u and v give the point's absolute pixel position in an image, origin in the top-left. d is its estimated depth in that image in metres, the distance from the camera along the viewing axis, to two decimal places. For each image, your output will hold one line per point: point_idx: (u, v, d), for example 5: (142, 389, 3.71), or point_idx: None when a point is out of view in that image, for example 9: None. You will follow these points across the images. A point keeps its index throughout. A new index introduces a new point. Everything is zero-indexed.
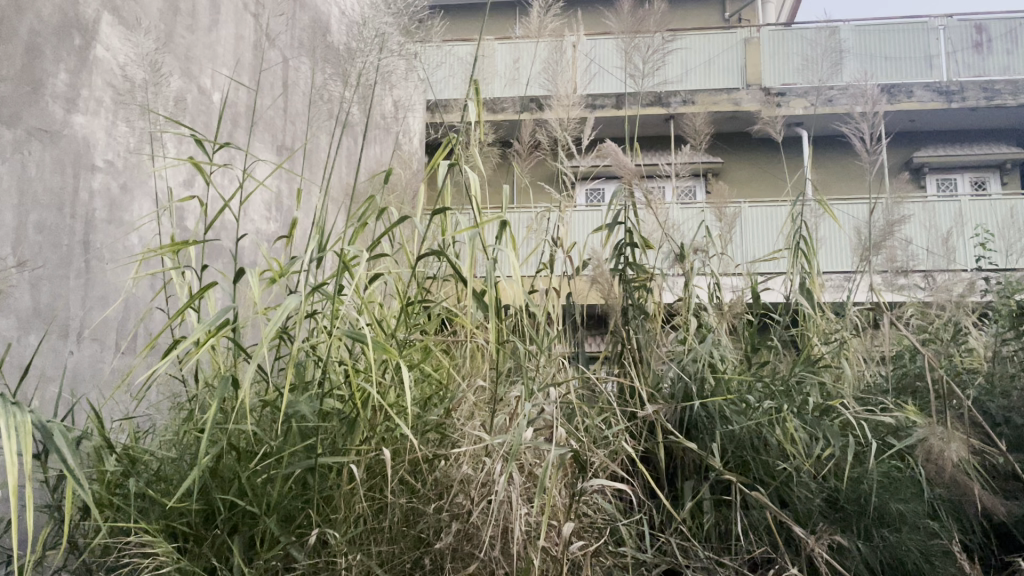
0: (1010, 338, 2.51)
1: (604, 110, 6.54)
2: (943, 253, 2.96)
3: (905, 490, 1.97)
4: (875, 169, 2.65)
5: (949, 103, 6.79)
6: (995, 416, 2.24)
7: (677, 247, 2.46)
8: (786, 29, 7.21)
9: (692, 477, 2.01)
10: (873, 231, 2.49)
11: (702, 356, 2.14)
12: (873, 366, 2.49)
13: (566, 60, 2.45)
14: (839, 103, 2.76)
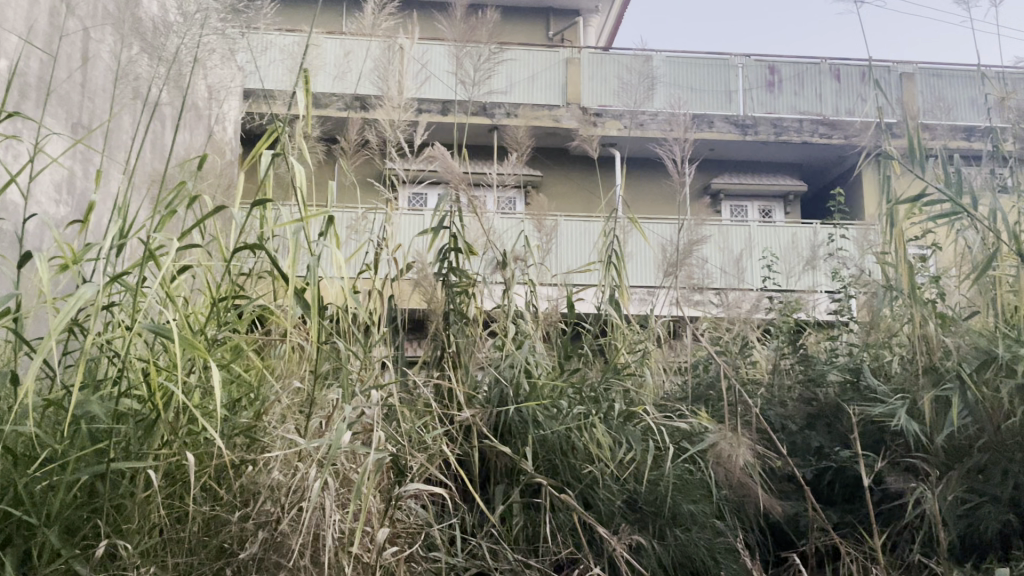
0: (788, 352, 2.75)
1: (431, 115, 6.54)
2: (735, 273, 3.20)
3: (696, 491, 2.11)
4: (682, 191, 2.83)
5: (744, 135, 7.41)
6: (774, 422, 2.44)
7: (498, 255, 2.49)
8: (605, 53, 7.58)
9: (504, 481, 2.04)
10: (677, 250, 2.67)
11: (519, 362, 2.19)
12: (671, 376, 2.65)
13: (397, 61, 2.42)
14: (651, 127, 2.93)
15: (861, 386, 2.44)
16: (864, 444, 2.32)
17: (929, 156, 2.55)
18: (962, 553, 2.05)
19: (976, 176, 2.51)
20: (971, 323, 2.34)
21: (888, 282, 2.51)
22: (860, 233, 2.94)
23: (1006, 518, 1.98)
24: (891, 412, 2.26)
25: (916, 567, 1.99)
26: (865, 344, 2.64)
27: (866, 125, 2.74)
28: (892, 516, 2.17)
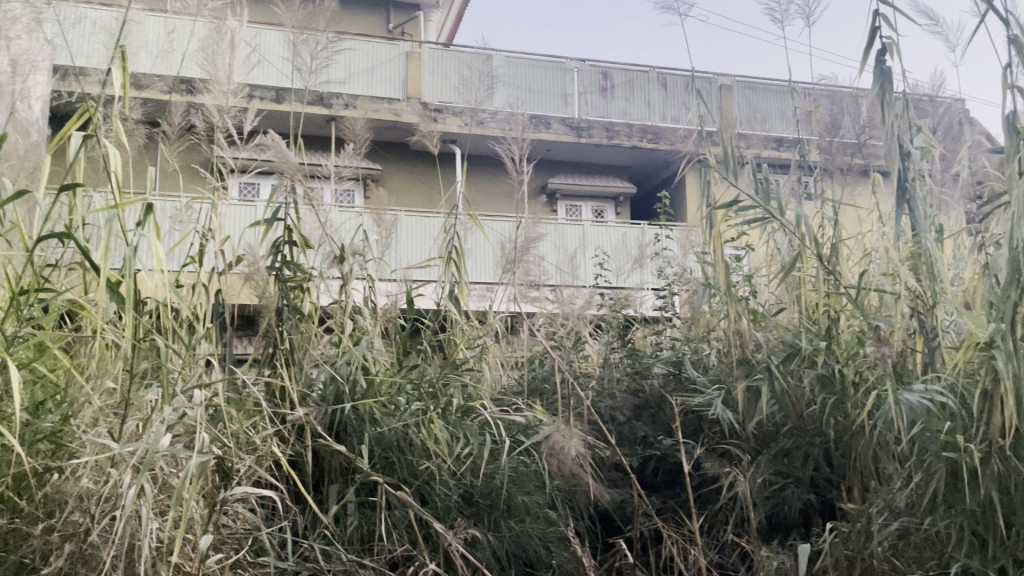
0: (618, 347, 2.87)
1: (265, 103, 6.27)
2: (569, 270, 3.29)
3: (530, 483, 2.15)
4: (520, 188, 2.88)
5: (578, 137, 7.62)
6: (604, 414, 2.54)
7: (335, 249, 2.43)
8: (445, 49, 7.59)
9: (338, 481, 2.00)
10: (515, 246, 2.71)
11: (356, 358, 2.15)
12: (508, 371, 2.70)
13: (227, 43, 2.31)
14: (491, 125, 2.97)
15: (683, 377, 2.60)
16: (685, 433, 2.46)
17: (744, 164, 2.75)
18: (768, 532, 2.22)
19: (785, 183, 2.73)
20: (779, 319, 2.54)
21: (708, 280, 2.68)
22: (683, 234, 3.15)
23: (807, 497, 2.16)
24: (709, 402, 2.41)
25: (729, 546, 2.14)
26: (686, 338, 2.81)
27: (689, 133, 2.91)
28: (708, 500, 2.32)
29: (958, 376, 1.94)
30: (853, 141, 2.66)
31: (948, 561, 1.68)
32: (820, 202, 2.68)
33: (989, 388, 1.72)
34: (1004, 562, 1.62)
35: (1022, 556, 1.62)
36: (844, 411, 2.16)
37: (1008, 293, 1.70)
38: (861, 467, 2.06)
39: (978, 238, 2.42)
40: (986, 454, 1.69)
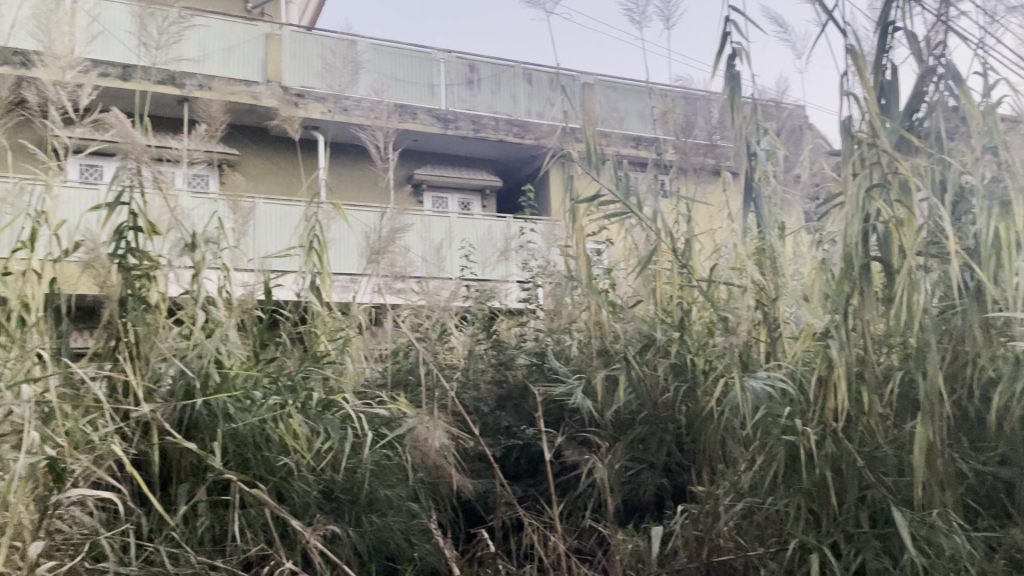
0: (483, 339, 2.88)
1: (109, 80, 5.87)
2: (435, 262, 3.27)
3: (393, 476, 2.13)
4: (384, 178, 2.84)
5: (444, 128, 7.64)
6: (468, 405, 2.55)
7: (186, 236, 2.31)
8: (308, 33, 7.37)
9: (188, 480, 1.90)
10: (378, 237, 2.66)
11: (209, 352, 2.04)
12: (371, 363, 2.66)
13: (64, 12, 2.14)
14: (354, 113, 2.90)
15: (546, 367, 2.65)
16: (547, 422, 2.51)
17: (605, 161, 2.82)
18: (625, 516, 2.29)
19: (643, 181, 2.83)
20: (636, 311, 2.63)
21: (570, 273, 2.75)
22: (547, 228, 3.20)
23: (660, 481, 2.25)
24: (570, 391, 2.46)
25: (587, 531, 2.18)
26: (549, 330, 2.87)
27: (554, 128, 2.96)
28: (568, 487, 2.37)
29: (797, 364, 2.08)
30: (705, 142, 2.73)
31: (786, 538, 1.79)
32: (676, 199, 2.79)
33: (823, 375, 1.85)
34: (835, 536, 1.74)
35: (851, 530, 1.75)
36: (695, 399, 2.27)
37: (841, 287, 1.83)
38: (710, 451, 2.16)
39: (815, 235, 2.60)
40: (820, 437, 1.82)
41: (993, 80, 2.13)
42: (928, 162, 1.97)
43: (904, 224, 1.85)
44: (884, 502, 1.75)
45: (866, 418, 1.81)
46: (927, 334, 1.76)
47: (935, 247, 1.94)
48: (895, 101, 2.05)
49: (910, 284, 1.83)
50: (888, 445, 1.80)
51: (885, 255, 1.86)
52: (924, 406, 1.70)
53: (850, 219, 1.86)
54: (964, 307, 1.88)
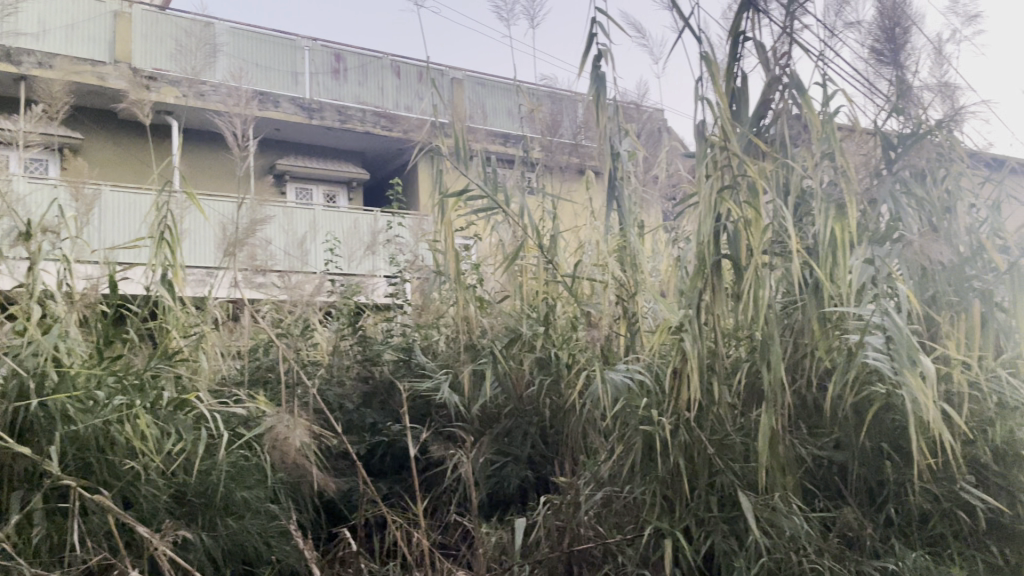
0: (348, 335, 2.82)
1: None
2: (298, 255, 3.16)
3: (250, 477, 2.05)
4: (243, 167, 2.73)
5: (308, 118, 7.27)
6: (332, 402, 2.49)
7: (20, 225, 2.13)
8: (161, 12, 6.96)
9: (22, 488, 1.76)
10: (236, 229, 2.55)
11: (46, 350, 1.90)
12: (228, 360, 2.55)
13: None
14: (212, 99, 2.76)
15: (412, 363, 2.63)
16: (412, 418, 2.49)
17: (472, 157, 2.82)
18: (489, 509, 2.30)
19: (510, 177, 2.86)
20: (503, 306, 2.66)
21: (438, 269, 2.74)
22: (415, 222, 3.18)
23: (524, 473, 2.28)
24: (436, 387, 2.46)
25: (452, 526, 2.19)
26: (416, 325, 2.84)
27: (422, 121, 2.94)
28: (433, 483, 2.36)
29: (654, 357, 2.16)
30: (570, 141, 2.85)
31: (643, 524, 1.86)
32: (541, 196, 2.84)
33: (678, 367, 1.93)
34: (687, 521, 1.83)
35: (702, 515, 1.84)
36: (558, 392, 2.32)
37: (695, 283, 1.92)
38: (572, 443, 2.22)
39: (672, 233, 2.71)
40: (674, 427, 1.90)
41: (832, 91, 2.29)
42: (773, 166, 2.09)
43: (751, 223, 1.96)
44: (732, 487, 1.85)
45: (716, 407, 1.90)
46: (771, 328, 1.87)
47: (779, 246, 2.07)
48: (744, 107, 2.17)
49: (757, 279, 1.94)
50: (735, 433, 1.91)
51: (734, 253, 1.96)
52: (769, 396, 1.80)
53: (703, 218, 1.95)
54: (804, 302, 2.02)
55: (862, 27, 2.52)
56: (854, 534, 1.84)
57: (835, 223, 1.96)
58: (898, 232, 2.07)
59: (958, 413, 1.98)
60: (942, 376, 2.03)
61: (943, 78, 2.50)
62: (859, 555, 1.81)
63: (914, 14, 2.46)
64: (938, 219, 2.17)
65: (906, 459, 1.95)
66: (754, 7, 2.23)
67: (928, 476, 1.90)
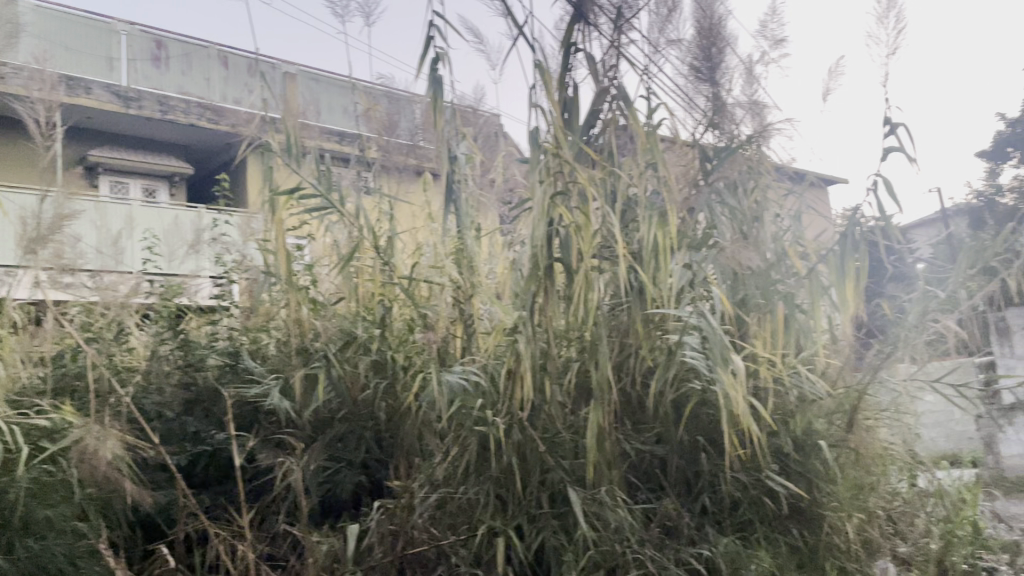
0: (169, 339, 2.65)
1: None
2: (112, 254, 2.93)
3: (54, 494, 1.88)
4: (48, 158, 2.50)
5: (126, 107, 6.80)
6: (149, 411, 2.33)
7: None
8: None
9: None
10: (40, 224, 2.34)
11: None
12: (29, 368, 2.32)
13: None
14: (11, 81, 2.51)
15: (239, 368, 2.50)
16: (239, 426, 2.38)
17: (305, 154, 2.74)
18: (321, 517, 2.24)
19: (345, 177, 2.80)
20: (337, 308, 2.59)
21: (267, 270, 2.64)
22: (243, 220, 3.04)
23: (358, 478, 2.24)
24: (265, 392, 2.36)
25: (280, 535, 2.11)
26: (244, 329, 2.71)
27: (251, 116, 2.82)
28: (262, 492, 2.27)
29: (488, 358, 2.19)
30: (408, 142, 2.89)
31: (476, 523, 1.88)
32: (377, 195, 2.79)
33: (512, 368, 1.96)
34: (519, 519, 1.88)
35: (533, 512, 1.88)
36: (393, 396, 2.30)
37: (529, 285, 1.96)
38: (407, 445, 2.20)
39: (508, 237, 2.76)
40: (508, 426, 1.93)
41: (655, 104, 2.41)
42: (602, 174, 2.18)
43: (582, 228, 2.03)
44: (562, 483, 1.91)
45: (548, 407, 1.96)
46: (600, 329, 1.94)
47: (607, 250, 2.16)
48: (575, 116, 2.25)
49: (586, 282, 2.01)
50: (565, 430, 1.97)
51: (566, 257, 2.02)
52: (597, 394, 1.88)
53: (536, 223, 1.99)
54: (630, 303, 2.11)
55: (682, 46, 2.68)
56: (673, 523, 1.95)
57: (658, 229, 2.07)
58: (713, 239, 2.22)
59: (763, 407, 2.15)
60: (751, 372, 2.20)
61: (753, 97, 2.71)
62: (677, 543, 1.93)
63: (728, 37, 2.65)
64: (748, 228, 2.34)
65: (719, 450, 2.09)
66: (585, 20, 2.32)
67: (738, 466, 2.05)
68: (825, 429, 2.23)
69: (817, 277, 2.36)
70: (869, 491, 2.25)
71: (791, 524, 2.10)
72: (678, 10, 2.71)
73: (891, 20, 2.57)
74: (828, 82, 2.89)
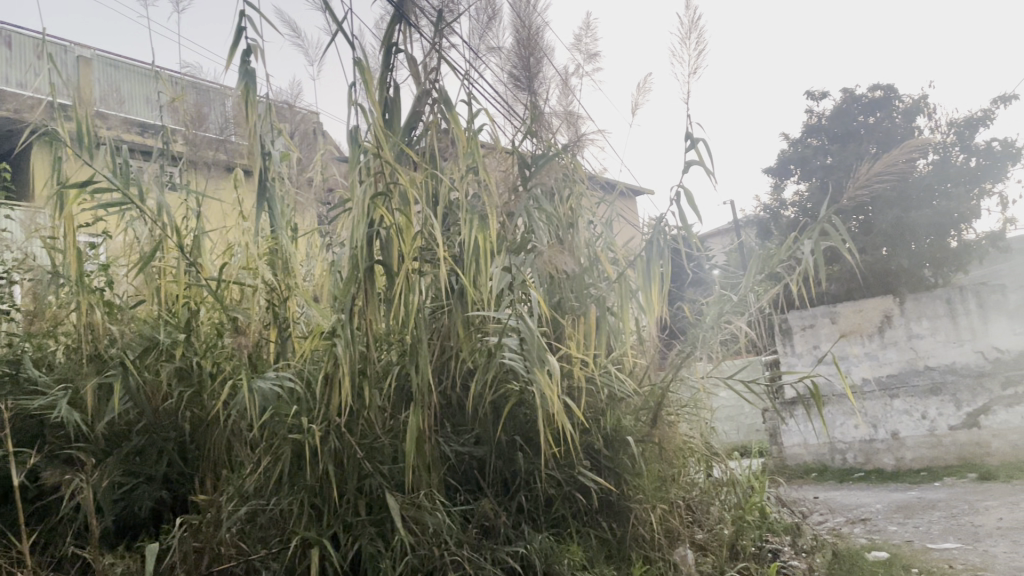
0: None
1: None
2: None
3: None
4: None
5: None
6: None
7: None
8: None
9: None
10: None
11: None
12: None
13: None
14: None
15: (22, 378, 2.24)
16: (20, 442, 2.15)
17: (100, 145, 2.52)
18: (116, 537, 2.07)
19: (147, 171, 2.60)
20: (136, 312, 2.41)
21: (55, 270, 2.41)
22: (26, 215, 2.75)
23: (159, 494, 2.09)
24: (52, 404, 2.15)
25: (67, 560, 1.92)
26: (26, 334, 2.43)
27: (36, 100, 2.55)
28: (47, 514, 2.06)
29: (303, 363, 2.11)
30: (216, 136, 2.87)
31: (289, 535, 1.82)
32: (184, 192, 2.63)
33: (329, 373, 1.91)
34: (335, 528, 1.84)
35: (349, 520, 1.85)
36: (200, 404, 2.17)
37: (347, 289, 1.91)
38: (214, 456, 2.08)
39: (326, 238, 2.68)
40: (323, 433, 1.87)
41: (476, 109, 2.44)
42: (423, 176, 2.17)
43: (402, 230, 2.01)
44: (380, 489, 1.89)
45: (366, 411, 1.92)
46: (420, 332, 1.93)
47: (428, 253, 2.15)
48: (396, 117, 2.23)
49: (406, 285, 1.99)
50: (385, 435, 1.94)
51: (386, 259, 1.98)
52: (416, 397, 1.86)
53: (356, 224, 1.95)
54: (450, 306, 2.12)
55: (502, 53, 2.73)
56: (490, 523, 1.98)
57: (478, 233, 2.09)
58: (530, 244, 2.28)
59: (577, 406, 2.23)
60: (565, 373, 2.28)
61: (568, 107, 2.82)
62: (494, 543, 1.96)
63: (545, 47, 2.73)
64: (564, 233, 2.42)
65: (535, 450, 2.15)
66: (406, 21, 2.29)
67: (553, 464, 2.12)
68: (633, 425, 2.35)
69: (626, 282, 2.49)
70: (671, 483, 2.41)
71: (601, 518, 2.21)
72: (498, 18, 2.76)
73: (693, 41, 2.75)
74: (637, 97, 3.07)
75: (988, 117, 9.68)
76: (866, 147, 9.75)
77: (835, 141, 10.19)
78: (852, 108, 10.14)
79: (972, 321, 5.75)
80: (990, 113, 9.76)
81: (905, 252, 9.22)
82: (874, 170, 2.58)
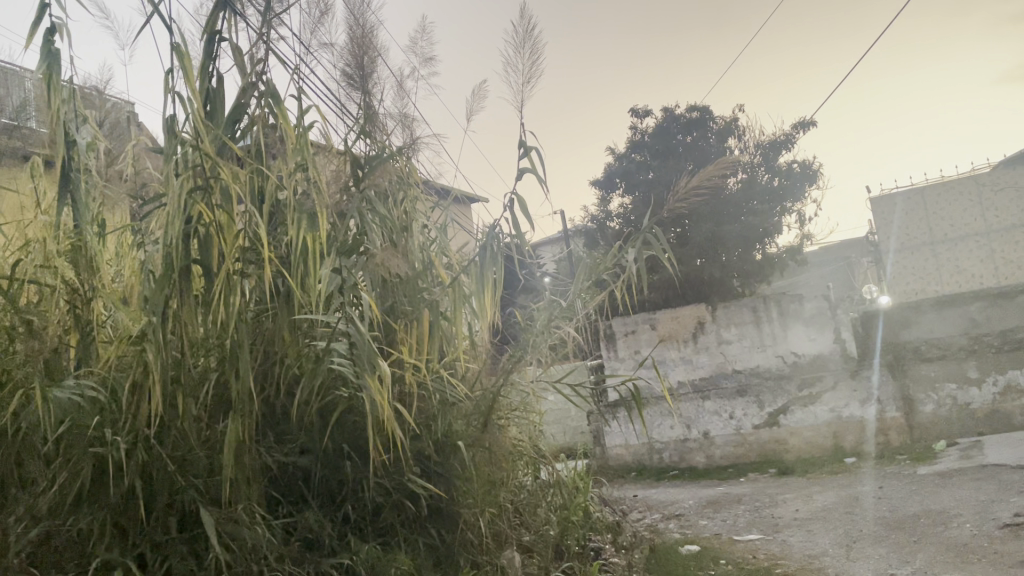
0: None
1: None
2: None
3: None
4: None
5: None
6: None
7: None
8: None
9: None
10: None
11: None
12: None
13: None
14: None
15: None
16: None
17: None
18: None
19: None
20: None
21: None
22: None
23: None
24: None
25: None
26: None
27: None
28: None
29: (108, 371, 1.94)
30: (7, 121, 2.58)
31: (88, 558, 1.67)
32: None
33: (138, 380, 1.77)
34: (142, 548, 1.70)
35: (159, 539, 1.72)
36: None
37: (161, 289, 1.78)
38: None
39: (138, 237, 2.49)
40: (130, 445, 1.74)
41: (306, 105, 2.35)
42: (248, 172, 2.06)
43: (224, 228, 1.90)
44: (193, 504, 1.77)
45: (179, 422, 1.80)
46: (241, 337, 1.84)
47: (251, 253, 2.05)
48: (219, 109, 2.11)
49: (227, 287, 1.89)
50: (200, 447, 1.83)
51: (205, 258, 1.87)
52: (236, 404, 1.76)
53: (172, 220, 1.82)
54: (275, 309, 2.03)
55: (335, 50, 2.67)
56: (314, 535, 1.91)
57: (306, 234, 2.02)
58: (362, 246, 2.23)
59: (408, 412, 2.20)
60: (397, 378, 2.24)
61: (403, 110, 2.79)
62: (318, 556, 1.89)
63: (379, 48, 2.69)
64: (397, 237, 2.38)
65: (363, 457, 2.10)
66: (232, 8, 2.19)
67: (381, 472, 2.09)
68: (463, 430, 2.35)
69: (459, 286, 2.49)
70: (501, 487, 2.43)
71: (430, 525, 2.19)
72: (332, 14, 2.69)
73: (527, 52, 2.81)
74: (472, 104, 3.10)
75: (788, 142, 10.61)
76: (683, 165, 10.39)
77: (657, 157, 10.79)
78: (671, 126, 10.78)
79: (773, 329, 6.25)
80: (790, 138, 10.71)
81: (717, 264, 9.90)
82: (691, 183, 2.72)
